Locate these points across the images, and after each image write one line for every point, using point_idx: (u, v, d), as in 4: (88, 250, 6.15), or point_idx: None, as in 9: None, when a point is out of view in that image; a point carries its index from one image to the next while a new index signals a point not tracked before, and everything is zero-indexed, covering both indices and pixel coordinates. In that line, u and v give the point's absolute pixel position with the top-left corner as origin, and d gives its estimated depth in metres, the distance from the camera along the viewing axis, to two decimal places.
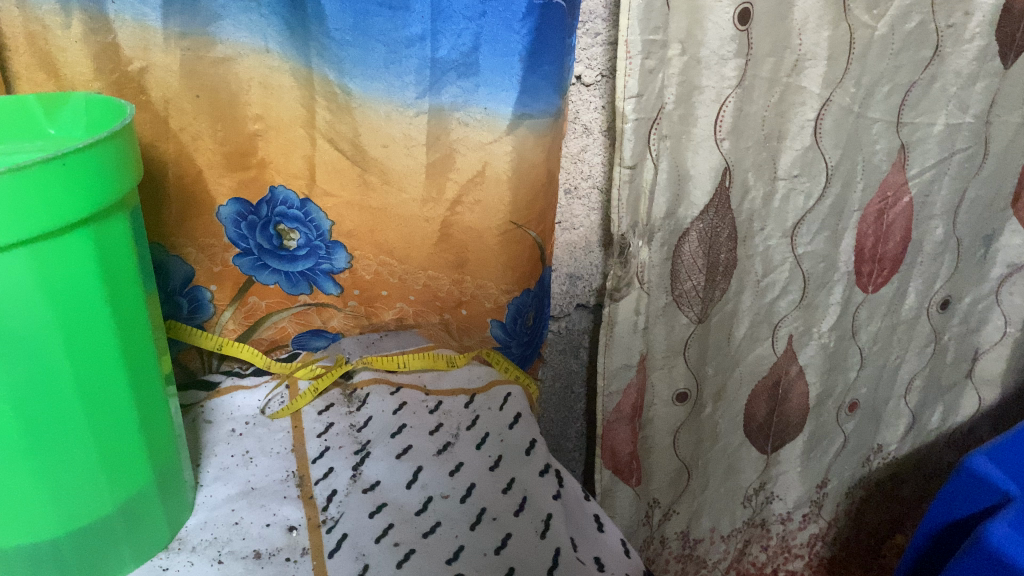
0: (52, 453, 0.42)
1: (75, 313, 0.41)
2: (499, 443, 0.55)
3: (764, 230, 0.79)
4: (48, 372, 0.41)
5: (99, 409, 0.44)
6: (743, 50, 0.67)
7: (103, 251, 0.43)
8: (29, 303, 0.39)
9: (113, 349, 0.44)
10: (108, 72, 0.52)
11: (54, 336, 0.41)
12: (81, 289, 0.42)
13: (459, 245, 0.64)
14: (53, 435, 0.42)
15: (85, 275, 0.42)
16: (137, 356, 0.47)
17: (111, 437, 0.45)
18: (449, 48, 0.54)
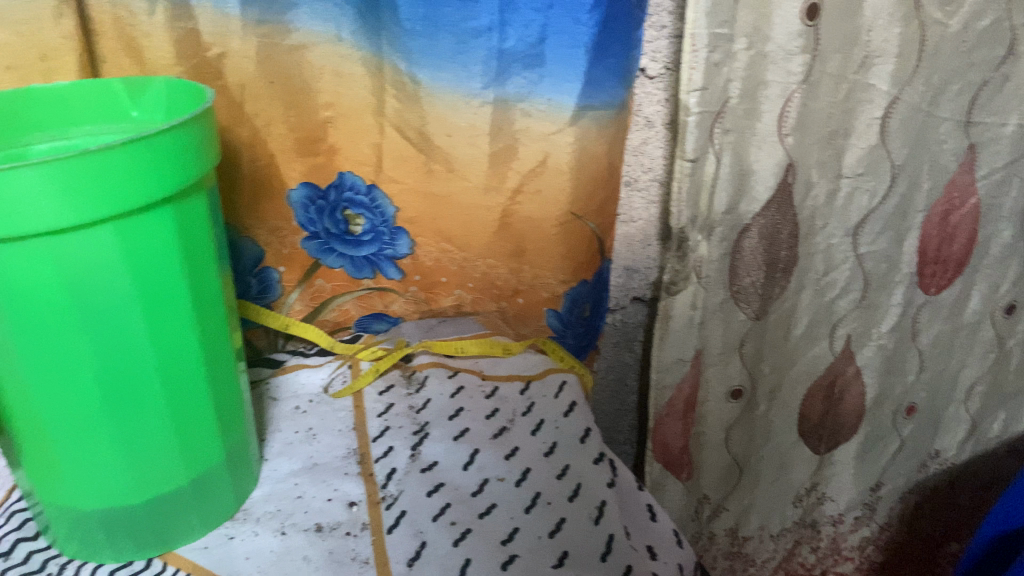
0: (129, 420, 0.44)
1: (155, 289, 0.43)
2: (555, 430, 0.56)
3: (827, 228, 0.79)
4: (129, 343, 0.43)
5: (175, 382, 0.46)
6: (811, 45, 0.67)
7: (182, 230, 0.44)
8: (112, 276, 0.41)
9: (190, 325, 0.46)
10: (189, 58, 0.54)
11: (135, 309, 0.43)
12: (163, 266, 0.44)
13: (519, 235, 0.64)
14: (129, 404, 0.44)
15: (166, 252, 0.43)
16: (212, 333, 0.49)
17: (185, 409, 0.47)
18: (517, 39, 0.55)
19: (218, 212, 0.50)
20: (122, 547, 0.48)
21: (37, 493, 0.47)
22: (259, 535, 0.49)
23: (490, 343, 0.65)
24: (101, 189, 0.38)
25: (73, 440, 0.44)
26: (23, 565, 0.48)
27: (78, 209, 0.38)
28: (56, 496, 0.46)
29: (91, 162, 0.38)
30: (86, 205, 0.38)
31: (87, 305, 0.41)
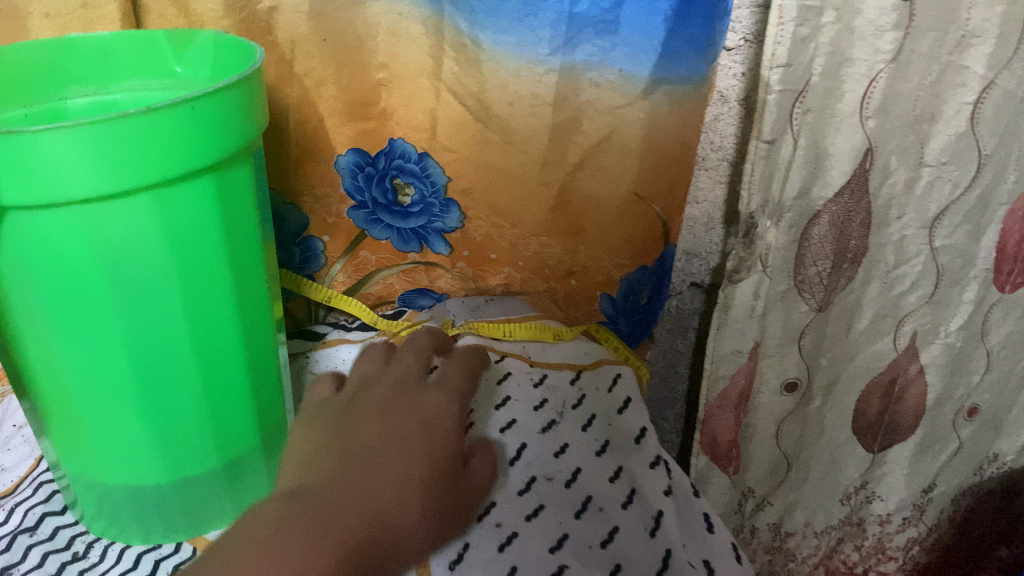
0: (162, 401, 0.42)
1: (193, 264, 0.40)
2: (607, 427, 0.52)
3: (902, 218, 0.74)
4: (164, 321, 0.40)
5: (211, 362, 0.43)
6: (904, 21, 0.62)
7: (224, 202, 0.41)
8: (149, 250, 0.38)
9: (229, 303, 0.43)
10: (238, 10, 0.50)
11: (172, 286, 0.40)
12: (202, 240, 0.40)
13: (577, 213, 0.60)
14: (163, 384, 0.42)
15: (206, 225, 0.40)
16: (252, 310, 0.46)
17: (220, 389, 0.44)
18: (590, 3, 0.50)
19: (264, 179, 0.47)
20: (152, 528, 0.46)
21: (66, 468, 0.45)
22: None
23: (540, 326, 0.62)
24: (136, 155, 0.35)
25: (104, 420, 0.42)
26: (49, 541, 0.46)
27: (109, 176, 0.35)
28: (85, 475, 0.44)
29: (126, 125, 0.34)
30: (122, 173, 0.35)
31: (121, 279, 0.38)
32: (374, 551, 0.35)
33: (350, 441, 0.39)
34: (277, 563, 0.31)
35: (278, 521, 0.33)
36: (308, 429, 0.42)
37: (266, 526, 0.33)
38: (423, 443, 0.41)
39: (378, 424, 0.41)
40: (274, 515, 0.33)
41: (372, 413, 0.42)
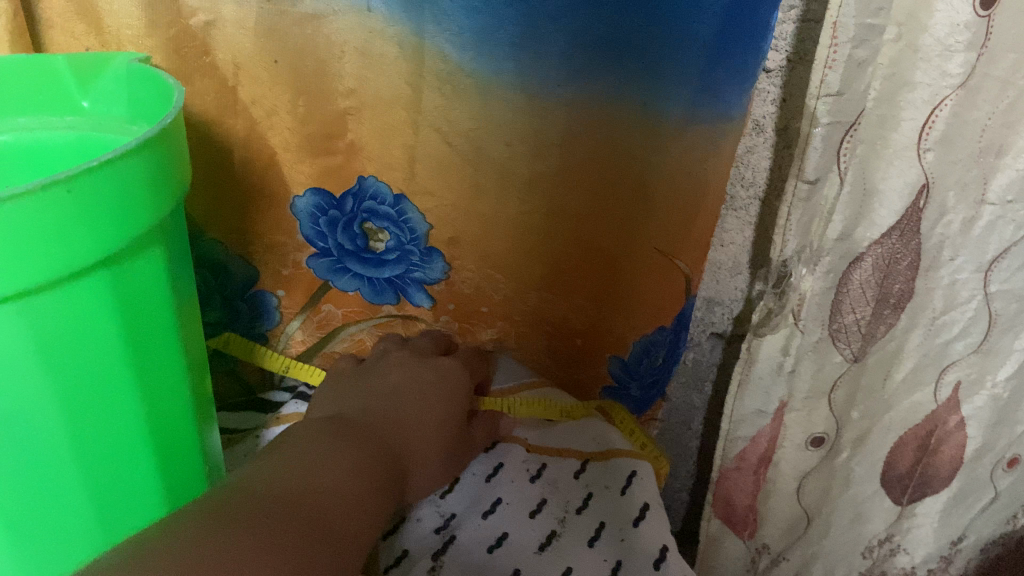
0: (38, 537, 0.32)
1: (81, 379, 0.31)
2: (619, 543, 0.43)
3: (955, 261, 0.64)
4: (43, 456, 0.31)
5: (104, 489, 0.34)
6: (978, 41, 0.52)
7: (121, 289, 0.31)
8: (19, 370, 0.28)
9: (131, 402, 0.34)
10: (165, 27, 0.41)
11: (54, 407, 0.30)
12: (91, 341, 0.31)
13: (587, 266, 0.50)
14: (40, 517, 0.32)
15: (100, 328, 0.31)
16: (164, 416, 0.36)
17: (117, 502, 0.35)
18: (608, 24, 0.41)
19: (183, 253, 0.37)
20: None
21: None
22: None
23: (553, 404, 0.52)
24: (5, 262, 0.25)
25: None
26: None
27: None
28: None
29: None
30: None
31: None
32: (394, 482, 0.41)
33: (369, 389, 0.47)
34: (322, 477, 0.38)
35: (321, 452, 0.40)
36: (330, 394, 0.48)
37: (307, 456, 0.39)
38: (428, 398, 0.47)
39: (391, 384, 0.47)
40: (315, 448, 0.40)
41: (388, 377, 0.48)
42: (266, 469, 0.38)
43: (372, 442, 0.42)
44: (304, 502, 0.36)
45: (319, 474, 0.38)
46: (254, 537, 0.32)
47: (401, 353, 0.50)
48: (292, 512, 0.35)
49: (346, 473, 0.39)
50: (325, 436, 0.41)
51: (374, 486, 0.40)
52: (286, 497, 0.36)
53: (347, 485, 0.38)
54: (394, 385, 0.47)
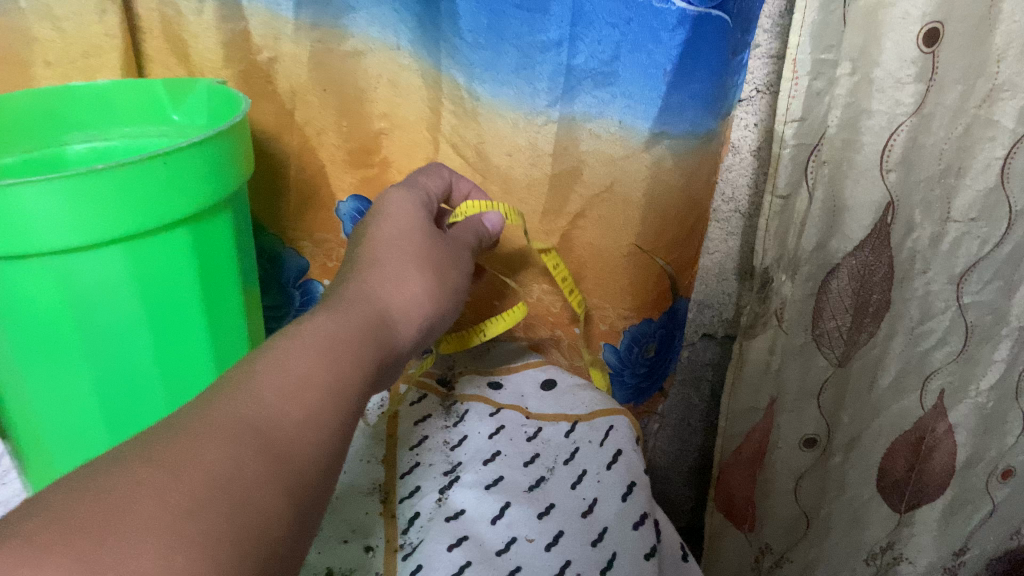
0: (125, 415, 0.44)
1: (163, 307, 0.42)
2: (596, 483, 0.51)
3: (927, 273, 0.70)
4: (131, 355, 0.42)
5: (176, 393, 0.45)
6: (927, 74, 0.58)
7: (199, 244, 0.43)
8: (116, 290, 0.40)
9: (200, 330, 0.45)
10: (237, 61, 0.52)
11: (141, 322, 0.42)
12: (173, 278, 0.42)
13: (582, 262, 0.59)
14: (128, 401, 0.44)
15: (179, 270, 0.42)
16: (226, 346, 0.47)
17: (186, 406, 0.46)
18: (588, 56, 0.50)
19: (247, 221, 0.48)
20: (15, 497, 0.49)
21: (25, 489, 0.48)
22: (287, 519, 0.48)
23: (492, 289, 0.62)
24: (110, 208, 0.37)
25: (67, 430, 0.43)
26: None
27: (80, 226, 0.36)
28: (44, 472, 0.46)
29: (94, 180, 0.36)
30: (89, 226, 0.37)
31: (89, 321, 0.40)
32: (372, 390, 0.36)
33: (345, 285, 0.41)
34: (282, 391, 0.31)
35: (286, 351, 0.33)
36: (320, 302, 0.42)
37: (271, 361, 0.32)
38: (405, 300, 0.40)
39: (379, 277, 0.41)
40: (279, 346, 0.33)
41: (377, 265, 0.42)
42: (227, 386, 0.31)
43: (353, 337, 0.36)
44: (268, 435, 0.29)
45: (283, 380, 0.31)
46: (171, 470, 0.25)
47: (393, 239, 0.44)
48: (232, 429, 0.28)
49: (314, 377, 0.32)
50: (291, 334, 0.34)
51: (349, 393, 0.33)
52: (232, 407, 0.29)
53: (313, 395, 0.31)
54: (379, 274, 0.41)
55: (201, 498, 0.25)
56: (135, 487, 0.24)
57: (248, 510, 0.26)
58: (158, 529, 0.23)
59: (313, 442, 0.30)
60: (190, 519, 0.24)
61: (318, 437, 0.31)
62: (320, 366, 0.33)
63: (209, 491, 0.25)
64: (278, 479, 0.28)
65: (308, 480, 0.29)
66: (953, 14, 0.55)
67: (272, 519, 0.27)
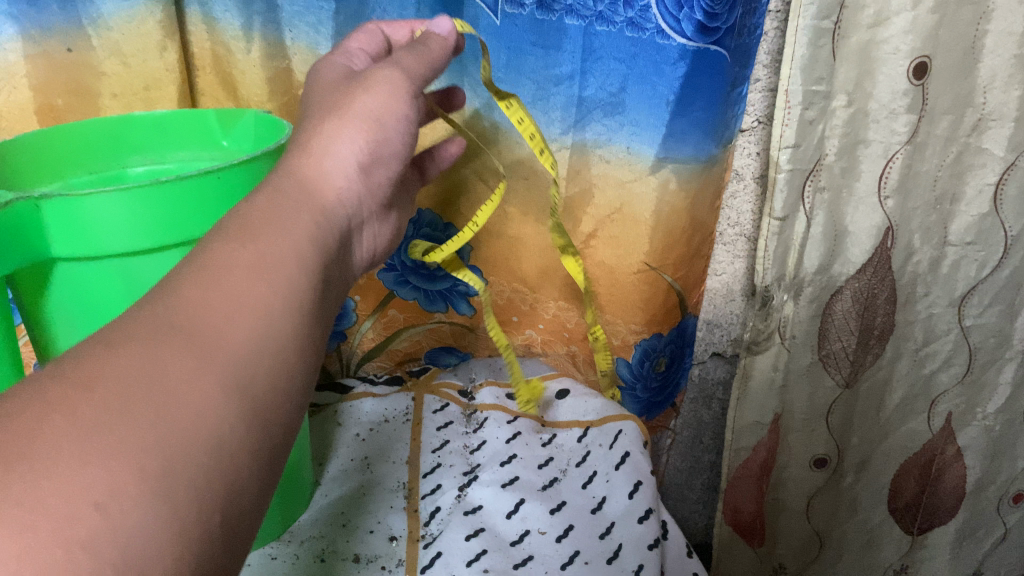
0: None
1: None
2: (605, 483, 0.55)
3: (928, 296, 0.69)
4: None
5: None
6: (918, 105, 0.60)
7: None
8: None
9: None
10: (279, 93, 0.66)
11: None
12: None
13: (594, 279, 0.64)
14: None
15: None
16: None
17: None
18: (597, 88, 0.56)
19: None
20: None
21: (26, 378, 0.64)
22: (303, 513, 0.55)
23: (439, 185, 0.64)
24: (173, 216, 0.43)
25: None
26: None
27: (148, 233, 0.42)
28: None
29: (162, 193, 0.42)
30: (155, 232, 0.43)
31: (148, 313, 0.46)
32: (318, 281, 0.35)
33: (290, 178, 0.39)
34: (232, 303, 0.30)
35: (212, 250, 0.31)
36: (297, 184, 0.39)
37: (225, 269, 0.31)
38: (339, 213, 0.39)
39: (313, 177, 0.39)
40: (213, 248, 0.32)
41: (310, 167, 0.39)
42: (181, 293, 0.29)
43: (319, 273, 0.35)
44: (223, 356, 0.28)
45: (206, 277, 0.30)
46: (83, 384, 0.25)
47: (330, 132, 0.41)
48: (152, 336, 0.27)
49: (241, 269, 0.31)
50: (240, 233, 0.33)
51: (285, 283, 0.32)
52: (151, 314, 0.28)
53: (241, 290, 0.30)
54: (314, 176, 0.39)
55: (116, 406, 0.25)
56: (44, 406, 0.24)
57: (177, 415, 0.25)
58: (73, 442, 0.23)
59: (241, 339, 0.29)
60: (110, 427, 0.24)
61: (255, 335, 0.30)
62: (243, 256, 0.31)
63: (124, 400, 0.25)
64: (210, 383, 0.27)
65: (251, 378, 0.29)
66: (939, 49, 0.57)
67: (209, 420, 0.26)
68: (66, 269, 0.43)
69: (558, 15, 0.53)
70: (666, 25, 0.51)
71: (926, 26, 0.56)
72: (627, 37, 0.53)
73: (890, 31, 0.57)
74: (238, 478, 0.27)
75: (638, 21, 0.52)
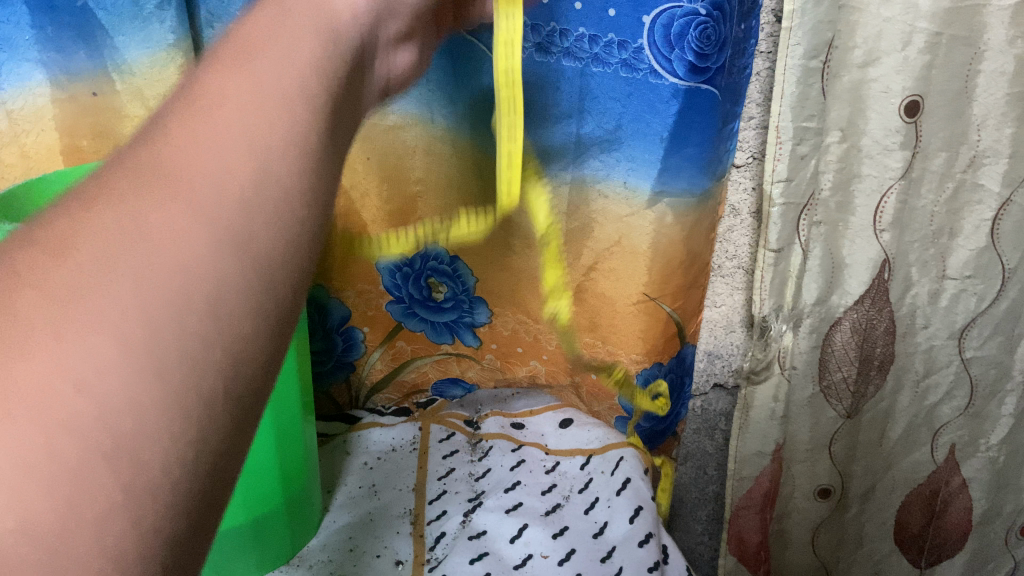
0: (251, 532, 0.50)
1: None
2: (607, 508, 0.57)
3: (928, 328, 0.68)
4: None
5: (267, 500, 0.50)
6: (912, 141, 0.59)
7: None
8: None
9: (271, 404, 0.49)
10: None
11: None
12: None
13: (596, 310, 0.67)
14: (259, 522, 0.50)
15: None
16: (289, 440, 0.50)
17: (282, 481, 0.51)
18: (595, 125, 0.58)
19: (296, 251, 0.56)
20: None
21: None
22: (313, 538, 0.56)
23: (435, 186, 0.65)
24: None
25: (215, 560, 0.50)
26: None
27: None
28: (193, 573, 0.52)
29: None
30: None
31: None
32: None
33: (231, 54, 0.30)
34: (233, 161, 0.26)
35: (204, 94, 0.28)
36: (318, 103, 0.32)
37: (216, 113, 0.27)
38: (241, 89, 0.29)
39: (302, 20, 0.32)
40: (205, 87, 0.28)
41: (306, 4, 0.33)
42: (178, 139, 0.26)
43: None
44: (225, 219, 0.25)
45: (192, 119, 0.27)
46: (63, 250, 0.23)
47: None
48: (133, 188, 0.24)
49: (231, 111, 0.27)
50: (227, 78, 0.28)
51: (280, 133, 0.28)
52: (134, 161, 0.25)
53: (238, 135, 0.27)
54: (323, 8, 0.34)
55: (103, 269, 0.22)
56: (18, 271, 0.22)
57: (159, 285, 0.23)
58: (63, 309, 0.22)
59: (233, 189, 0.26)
60: (91, 294, 0.22)
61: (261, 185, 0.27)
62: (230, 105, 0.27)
63: (108, 267, 0.22)
64: (205, 250, 0.24)
65: None
66: (931, 89, 0.57)
67: (208, 283, 0.24)
68: None
69: (556, 57, 0.56)
70: (658, 65, 0.54)
71: (916, 66, 0.56)
72: (622, 77, 0.56)
73: (881, 71, 0.57)
74: (245, 364, 0.25)
75: (632, 62, 0.55)
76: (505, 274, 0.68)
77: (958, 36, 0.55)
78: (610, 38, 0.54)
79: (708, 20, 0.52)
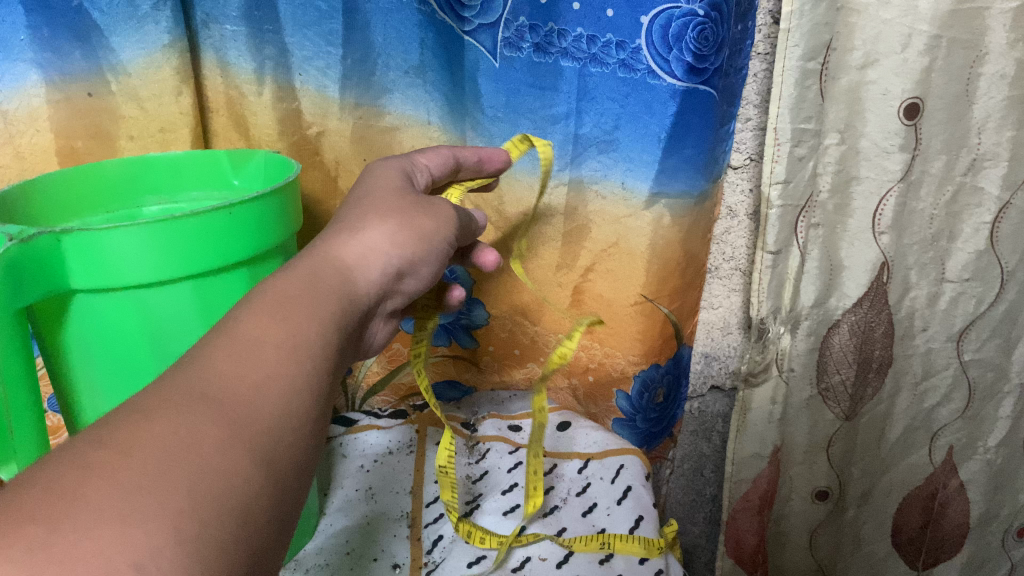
0: None
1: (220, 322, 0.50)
2: (606, 516, 0.57)
3: (927, 331, 0.67)
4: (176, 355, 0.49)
5: None
6: (911, 145, 0.59)
7: (253, 275, 0.51)
8: (179, 315, 0.48)
9: None
10: (290, 134, 0.70)
11: (194, 327, 0.49)
12: (230, 304, 0.50)
13: (593, 312, 0.67)
14: None
15: (234, 296, 0.50)
16: None
17: None
18: (593, 126, 0.58)
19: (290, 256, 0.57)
20: None
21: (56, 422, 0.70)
22: (309, 542, 0.56)
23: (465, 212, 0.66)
24: (185, 246, 0.45)
25: None
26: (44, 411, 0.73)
27: (163, 268, 0.45)
28: None
29: (182, 227, 0.44)
30: (170, 267, 0.45)
31: (155, 332, 0.47)
32: (327, 302, 0.37)
33: (263, 293, 0.36)
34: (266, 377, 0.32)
35: (241, 321, 0.34)
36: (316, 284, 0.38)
37: (252, 340, 0.33)
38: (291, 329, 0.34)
39: (318, 272, 0.39)
40: (240, 316, 0.34)
41: (330, 255, 0.40)
42: (219, 365, 0.31)
43: (318, 304, 0.36)
44: (260, 430, 0.30)
45: (237, 347, 0.32)
46: (122, 451, 0.26)
47: (375, 217, 0.43)
48: (185, 402, 0.29)
49: (270, 345, 0.33)
50: (263, 310, 0.34)
51: (297, 369, 0.33)
52: (177, 382, 0.30)
53: (265, 366, 0.32)
54: (345, 256, 0.41)
55: (157, 465, 0.26)
56: (86, 470, 0.25)
57: (206, 473, 0.27)
58: (125, 492, 0.25)
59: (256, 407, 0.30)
60: (145, 490, 0.25)
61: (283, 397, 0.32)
62: (255, 341, 0.33)
63: (164, 467, 0.26)
64: (239, 454, 0.28)
65: (261, 395, 0.31)
66: (931, 92, 0.56)
67: (239, 477, 0.28)
68: (82, 303, 0.45)
69: (554, 58, 0.57)
70: (656, 65, 0.54)
71: (915, 69, 0.56)
72: (620, 78, 0.55)
73: (879, 73, 0.57)
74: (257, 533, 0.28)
75: (629, 62, 0.55)
76: (502, 275, 0.69)
77: (958, 38, 0.54)
78: (608, 39, 0.54)
79: (706, 21, 0.51)
